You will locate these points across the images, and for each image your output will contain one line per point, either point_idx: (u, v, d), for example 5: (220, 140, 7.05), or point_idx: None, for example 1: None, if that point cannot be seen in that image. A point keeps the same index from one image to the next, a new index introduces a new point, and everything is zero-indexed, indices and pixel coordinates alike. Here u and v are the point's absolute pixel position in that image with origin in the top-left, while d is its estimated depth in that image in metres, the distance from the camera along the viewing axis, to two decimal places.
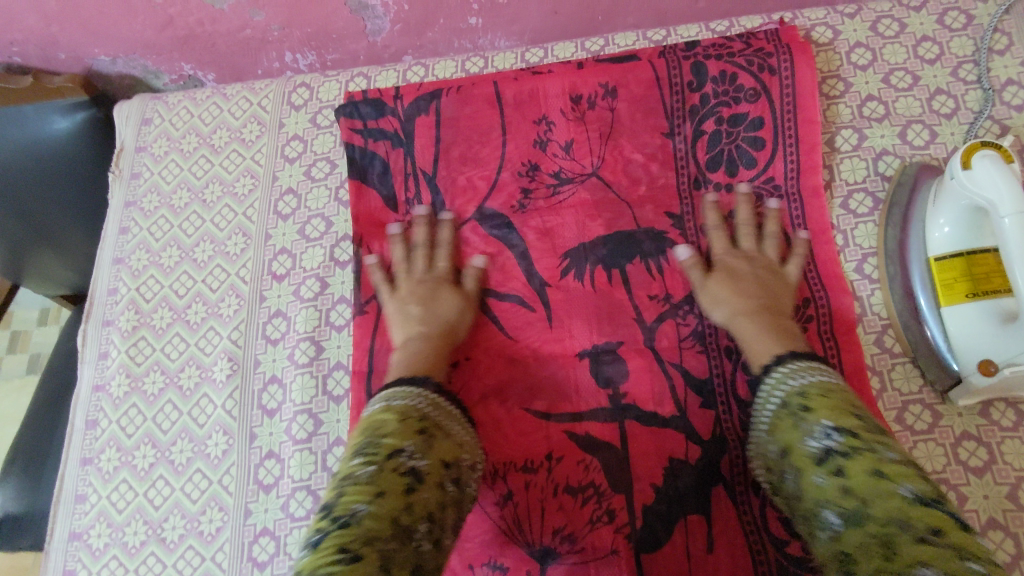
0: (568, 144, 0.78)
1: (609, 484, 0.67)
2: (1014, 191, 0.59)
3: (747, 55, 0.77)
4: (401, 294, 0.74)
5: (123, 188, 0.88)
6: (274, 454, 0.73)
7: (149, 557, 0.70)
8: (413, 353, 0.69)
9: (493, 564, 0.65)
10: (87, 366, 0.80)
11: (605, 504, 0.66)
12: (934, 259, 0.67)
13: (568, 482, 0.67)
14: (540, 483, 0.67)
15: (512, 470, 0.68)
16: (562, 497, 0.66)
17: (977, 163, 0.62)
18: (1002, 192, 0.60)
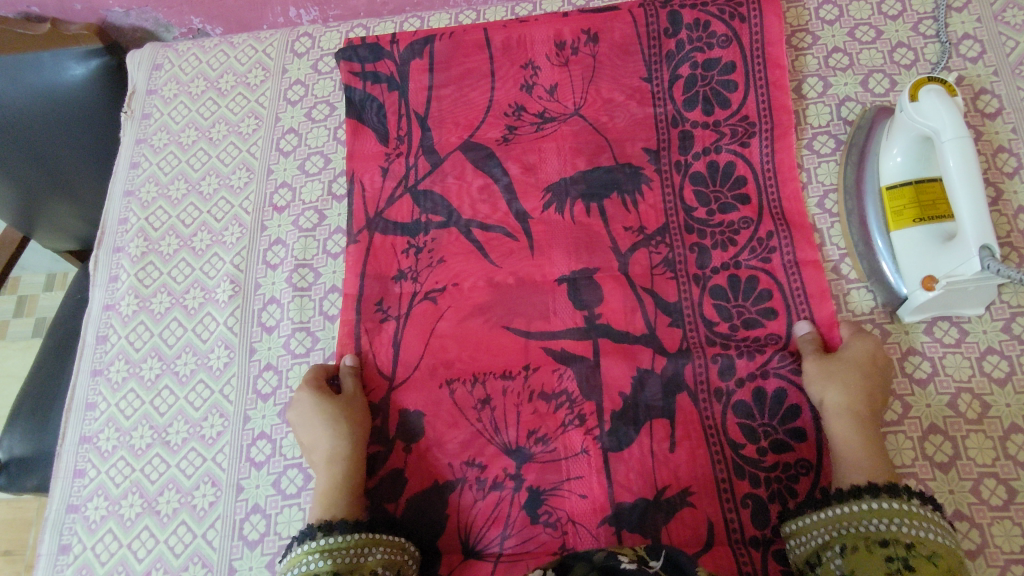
0: (553, 88, 0.82)
1: (581, 392, 0.71)
2: (954, 120, 0.65)
3: (720, 4, 0.80)
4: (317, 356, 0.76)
5: (135, 127, 0.94)
6: (272, 366, 0.78)
7: (154, 458, 0.76)
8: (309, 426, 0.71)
9: (471, 462, 0.70)
10: (98, 288, 0.85)
11: (577, 409, 0.71)
12: (886, 189, 0.72)
13: (543, 389, 0.72)
14: (516, 389, 0.72)
15: (490, 377, 0.73)
16: (536, 402, 0.72)
17: (926, 96, 0.67)
18: (945, 121, 0.65)
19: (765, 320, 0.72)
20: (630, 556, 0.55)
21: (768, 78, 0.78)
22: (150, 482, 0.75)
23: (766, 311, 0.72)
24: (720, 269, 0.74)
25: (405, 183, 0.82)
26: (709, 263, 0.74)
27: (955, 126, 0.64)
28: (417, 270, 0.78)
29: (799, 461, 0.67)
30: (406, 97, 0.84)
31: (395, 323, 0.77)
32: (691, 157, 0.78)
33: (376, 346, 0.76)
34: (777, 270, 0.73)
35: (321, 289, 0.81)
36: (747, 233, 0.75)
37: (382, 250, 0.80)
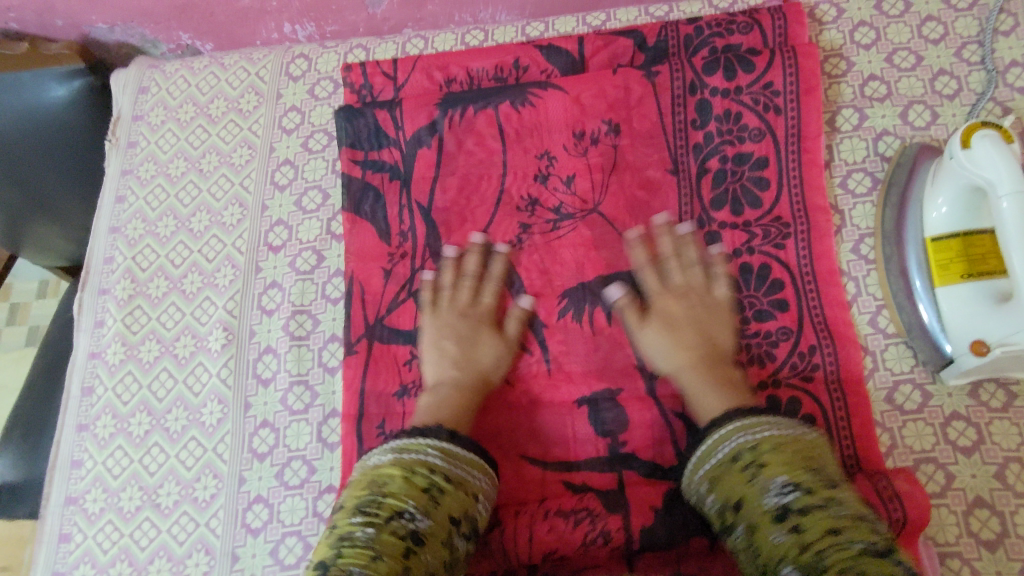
0: (570, 179, 0.77)
1: (604, 506, 0.65)
2: (1013, 172, 0.59)
3: (754, 92, 0.75)
4: (437, 330, 0.72)
5: (120, 157, 0.88)
6: (268, 423, 0.73)
7: (144, 522, 0.71)
8: (439, 399, 0.67)
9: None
10: (83, 334, 0.80)
11: (600, 526, 0.64)
12: (930, 240, 0.67)
13: (561, 507, 0.66)
14: (530, 511, 0.67)
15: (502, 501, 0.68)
16: (553, 520, 0.65)
17: (978, 144, 0.61)
18: (1002, 174, 0.59)
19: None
20: None
21: (799, 128, 0.74)
22: (140, 549, 0.70)
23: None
24: (756, 387, 0.69)
25: (409, 287, 0.75)
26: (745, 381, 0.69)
27: (1012, 179, 0.58)
28: (420, 386, 0.72)
29: None
30: (408, 186, 0.78)
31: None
32: (721, 260, 0.73)
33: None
34: (821, 391, 0.68)
35: (320, 339, 0.76)
36: (786, 346, 0.70)
37: (383, 360, 0.73)
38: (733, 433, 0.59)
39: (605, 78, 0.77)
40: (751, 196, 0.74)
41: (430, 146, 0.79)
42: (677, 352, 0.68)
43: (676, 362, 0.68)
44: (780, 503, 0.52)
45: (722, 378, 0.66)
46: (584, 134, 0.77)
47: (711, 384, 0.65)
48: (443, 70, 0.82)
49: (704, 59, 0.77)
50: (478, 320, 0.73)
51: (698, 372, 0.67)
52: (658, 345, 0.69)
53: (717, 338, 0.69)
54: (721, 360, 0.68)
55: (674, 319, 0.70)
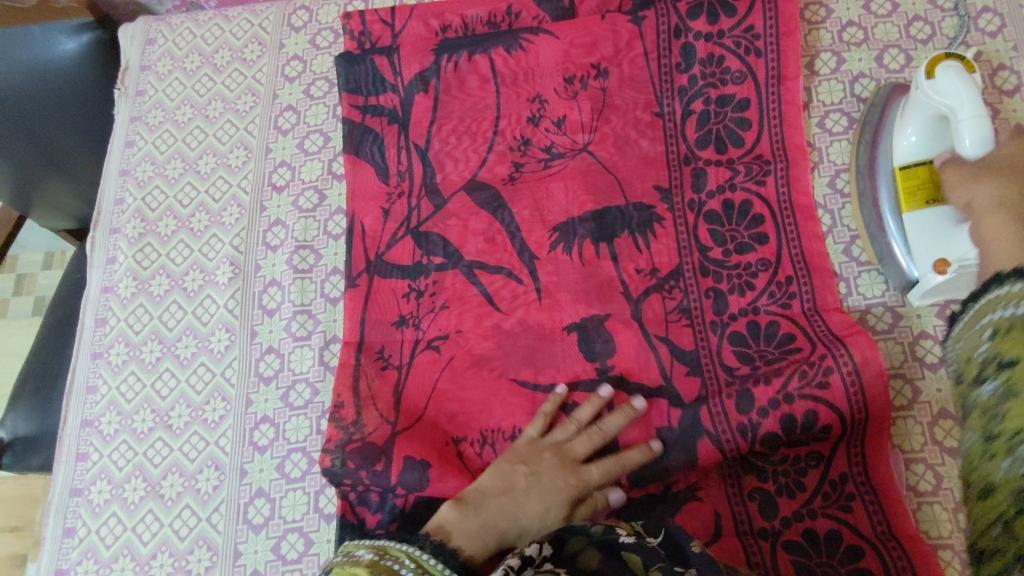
0: (561, 120, 0.80)
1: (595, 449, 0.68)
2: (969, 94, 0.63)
3: (736, 35, 0.79)
4: (537, 445, 0.66)
5: (128, 104, 0.91)
6: (274, 349, 0.77)
7: (157, 442, 0.75)
8: (461, 521, 0.61)
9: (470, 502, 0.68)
10: (96, 270, 0.84)
11: None
12: (899, 169, 0.70)
13: None
14: None
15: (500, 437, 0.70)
16: None
17: (940, 75, 0.65)
18: (959, 99, 0.63)
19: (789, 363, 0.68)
20: (627, 529, 0.55)
21: (779, 70, 0.78)
22: (153, 466, 0.74)
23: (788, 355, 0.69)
24: (738, 315, 0.72)
25: (407, 224, 0.79)
26: (726, 309, 0.72)
27: (969, 103, 0.62)
28: (418, 316, 0.76)
29: (811, 453, 0.66)
30: (406, 129, 0.82)
31: (397, 372, 0.73)
32: (705, 196, 0.77)
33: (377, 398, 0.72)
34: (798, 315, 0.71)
35: (322, 271, 0.80)
36: (765, 276, 0.73)
37: (382, 293, 0.77)
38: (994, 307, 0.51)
39: (594, 24, 0.81)
40: (732, 135, 0.78)
41: (427, 91, 0.82)
42: (1008, 187, 0.57)
43: (995, 200, 0.58)
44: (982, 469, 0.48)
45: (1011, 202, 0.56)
46: (574, 77, 0.81)
47: (1019, 228, 0.54)
48: (439, 18, 0.85)
49: (688, 4, 0.80)
50: (529, 453, 0.66)
51: (998, 215, 0.56)
52: (976, 191, 0.60)
53: (984, 194, 0.59)
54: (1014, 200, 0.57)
55: (962, 182, 0.62)
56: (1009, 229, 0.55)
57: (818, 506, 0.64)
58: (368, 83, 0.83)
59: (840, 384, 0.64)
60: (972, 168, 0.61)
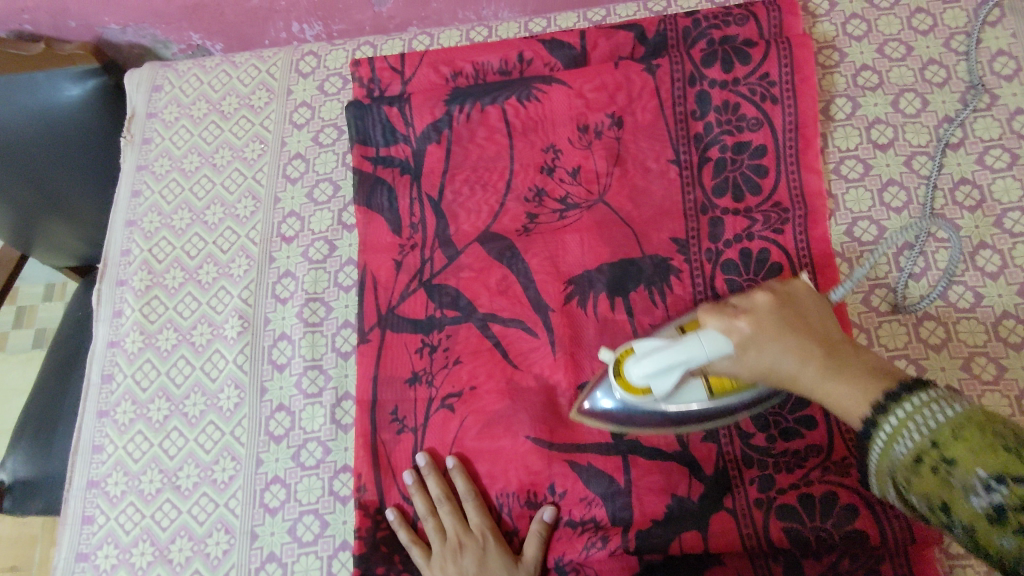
0: (575, 169, 0.79)
1: (610, 518, 0.67)
2: (680, 360, 0.57)
3: (751, 83, 0.78)
4: (452, 537, 0.68)
5: (135, 152, 0.90)
6: (284, 407, 0.76)
7: (164, 504, 0.73)
8: None
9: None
10: (102, 323, 0.82)
11: (601, 532, 0.67)
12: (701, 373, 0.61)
13: (570, 517, 0.68)
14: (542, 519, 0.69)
15: (517, 506, 0.70)
16: (563, 530, 0.69)
17: (636, 379, 0.59)
18: (673, 372, 0.58)
19: (802, 431, 0.67)
20: None
21: (796, 118, 0.77)
22: (161, 529, 0.72)
23: (802, 419, 0.67)
24: None
25: (420, 277, 0.78)
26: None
27: (676, 364, 0.57)
28: (431, 373, 0.74)
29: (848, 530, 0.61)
30: (418, 180, 0.81)
31: (413, 435, 0.73)
32: (723, 244, 0.75)
33: (395, 464, 0.72)
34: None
35: (333, 325, 0.78)
36: None
37: (394, 348, 0.76)
38: (902, 419, 0.48)
39: (607, 71, 0.80)
40: (747, 186, 0.77)
41: (439, 141, 0.81)
42: (799, 370, 0.56)
43: (800, 366, 0.56)
44: (993, 506, 0.41)
45: (838, 366, 0.55)
46: (588, 126, 0.80)
47: (847, 389, 0.53)
48: (449, 65, 0.84)
49: (702, 52, 0.79)
50: (459, 548, 0.68)
51: (833, 375, 0.54)
52: (773, 355, 0.56)
53: (797, 379, 0.56)
54: (836, 344, 0.57)
55: (755, 350, 0.57)
56: (852, 392, 0.53)
57: (844, 569, 0.61)
58: (380, 133, 0.82)
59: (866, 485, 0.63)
60: (734, 359, 0.57)
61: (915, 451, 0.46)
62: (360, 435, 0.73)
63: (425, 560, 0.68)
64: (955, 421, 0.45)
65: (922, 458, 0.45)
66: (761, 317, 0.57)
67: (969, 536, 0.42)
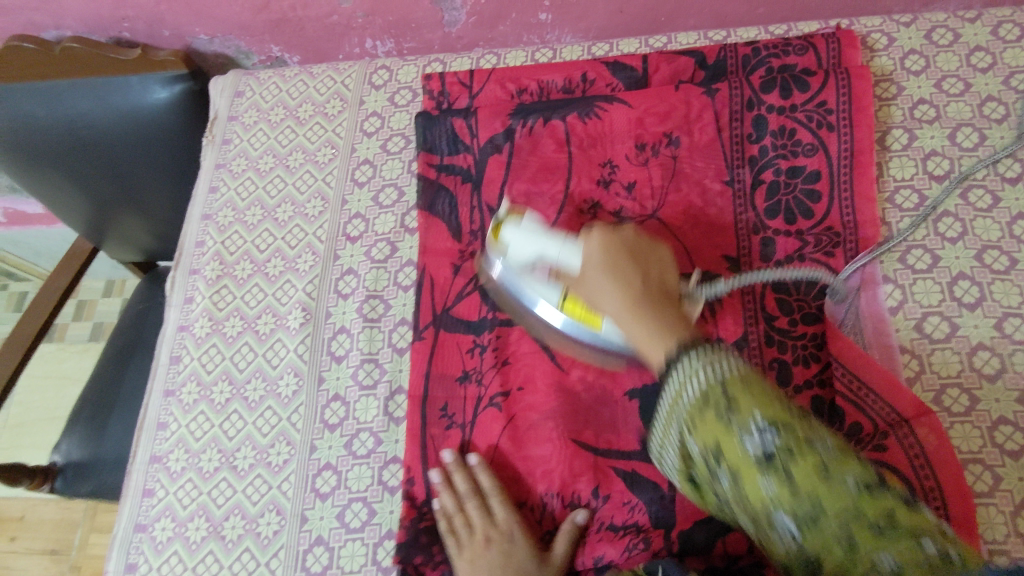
0: (631, 186, 0.82)
1: (652, 523, 0.68)
2: (541, 242, 0.70)
3: (808, 110, 0.80)
4: (481, 532, 0.69)
5: (215, 152, 0.96)
6: (340, 397, 0.79)
7: (221, 482, 0.77)
8: None
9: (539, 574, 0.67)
10: (173, 309, 0.87)
11: (645, 538, 0.68)
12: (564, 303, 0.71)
13: (612, 520, 0.69)
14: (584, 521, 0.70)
15: (559, 505, 0.70)
16: (604, 534, 0.69)
17: (505, 238, 0.73)
18: (529, 248, 0.71)
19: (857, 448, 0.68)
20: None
21: (852, 146, 0.78)
22: (216, 506, 0.76)
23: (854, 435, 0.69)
24: (802, 387, 0.72)
25: (475, 281, 0.81)
26: (791, 381, 0.72)
27: (535, 246, 0.71)
28: (481, 372, 0.76)
29: None
30: (479, 189, 0.85)
31: (461, 431, 0.75)
32: (773, 264, 0.77)
33: (441, 458, 0.74)
34: (831, 374, 0.72)
35: (391, 322, 0.82)
36: (830, 349, 0.72)
37: (446, 347, 0.78)
38: (693, 367, 0.51)
39: (667, 93, 0.83)
40: (800, 212, 0.78)
41: (501, 153, 0.85)
42: (621, 301, 0.61)
43: (617, 307, 0.61)
44: (763, 453, 0.46)
45: (648, 312, 0.59)
46: (646, 145, 0.83)
47: (654, 325, 0.57)
48: (515, 82, 0.88)
49: (761, 78, 0.82)
50: (487, 541, 0.68)
51: (642, 309, 0.59)
52: (604, 288, 0.63)
53: (609, 303, 0.63)
54: (669, 300, 0.61)
55: (609, 303, 0.62)
56: (658, 341, 0.56)
57: None
58: (445, 143, 0.86)
59: (899, 454, 0.67)
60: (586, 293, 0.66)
61: (705, 392, 0.49)
62: (410, 428, 0.75)
63: (457, 550, 0.69)
64: (772, 415, 0.46)
65: (711, 401, 0.49)
66: (611, 243, 0.65)
67: (736, 477, 0.48)
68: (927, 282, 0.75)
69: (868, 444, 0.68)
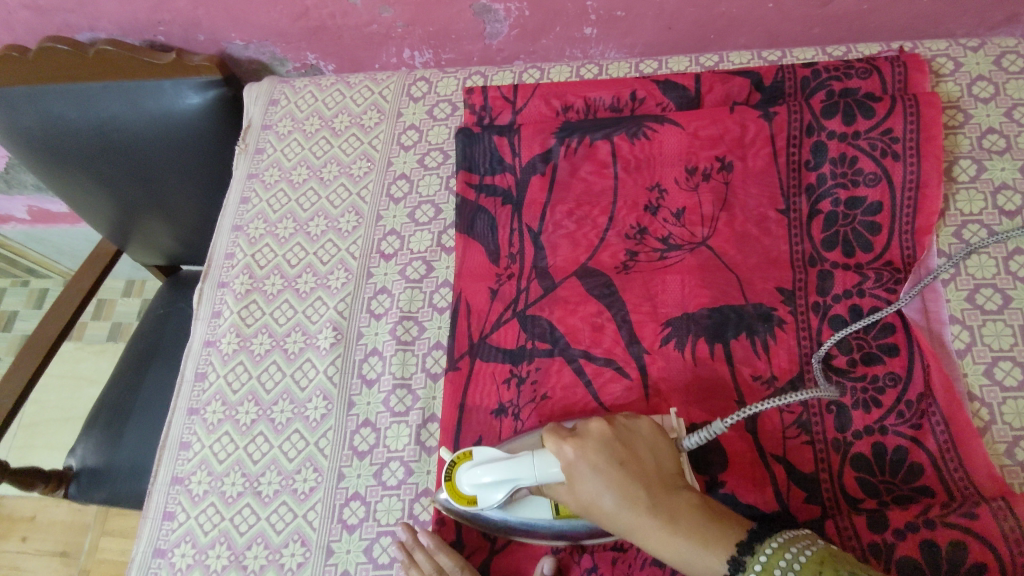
0: (680, 211, 0.78)
1: None
2: (510, 475, 0.60)
3: (872, 137, 0.75)
4: None
5: (248, 161, 0.93)
6: (370, 423, 0.75)
7: (244, 508, 0.73)
8: None
9: None
10: (200, 322, 0.85)
11: None
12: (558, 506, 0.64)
13: (657, 555, 0.63)
14: (626, 558, 0.65)
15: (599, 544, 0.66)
16: (649, 572, 0.63)
17: (466, 486, 0.63)
18: (496, 486, 0.61)
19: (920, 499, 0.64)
20: None
21: (918, 177, 0.74)
22: (239, 533, 0.72)
23: (919, 487, 0.65)
24: (862, 433, 0.67)
25: (514, 306, 0.77)
26: (850, 427, 0.68)
27: (503, 477, 0.61)
28: (519, 403, 0.73)
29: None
30: (520, 210, 0.81)
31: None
32: (830, 299, 0.73)
33: None
34: (926, 435, 0.66)
35: (425, 345, 0.78)
36: (893, 393, 0.68)
37: (483, 375, 0.75)
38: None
39: (722, 115, 0.79)
40: (860, 245, 0.75)
41: (544, 173, 0.82)
42: (634, 517, 0.55)
43: (618, 511, 0.55)
44: None
45: (670, 516, 0.54)
46: (697, 169, 0.79)
47: (688, 542, 0.53)
48: (561, 99, 0.85)
49: (822, 102, 0.78)
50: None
51: (654, 524, 0.54)
52: (602, 491, 0.56)
53: (619, 518, 0.56)
54: (667, 485, 0.57)
55: (590, 483, 0.57)
56: (691, 546, 0.53)
57: None
58: (487, 161, 0.83)
59: (993, 524, 0.59)
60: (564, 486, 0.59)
61: (818, 567, 0.48)
62: (442, 454, 0.72)
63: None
64: (812, 565, 0.48)
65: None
66: (590, 447, 0.58)
67: None
68: (998, 325, 0.71)
69: (955, 509, 0.61)
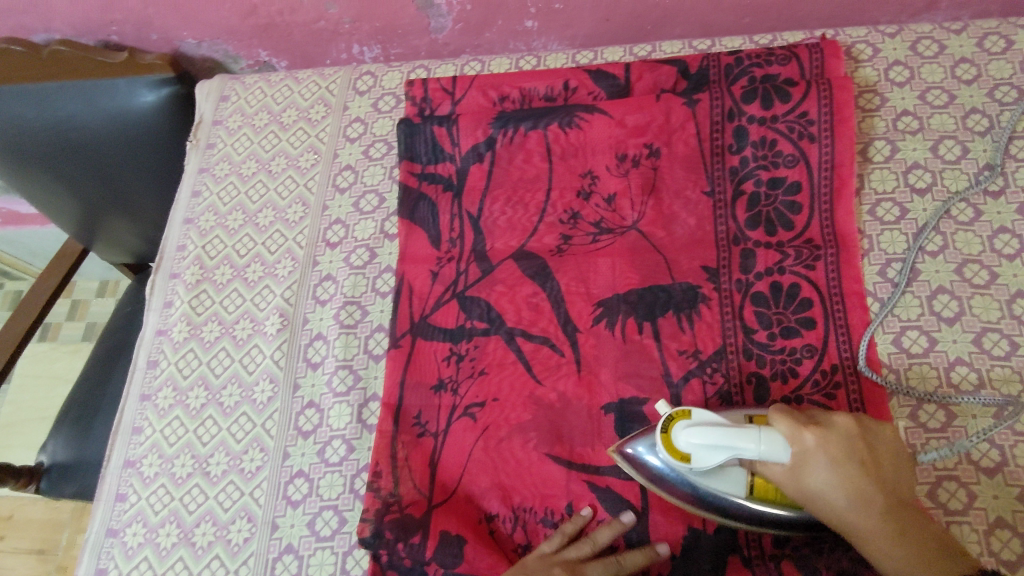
0: (611, 196, 0.81)
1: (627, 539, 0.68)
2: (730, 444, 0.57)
3: (790, 120, 0.79)
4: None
5: (199, 156, 0.96)
6: (315, 404, 0.78)
7: (193, 488, 0.76)
8: None
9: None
10: (153, 312, 0.87)
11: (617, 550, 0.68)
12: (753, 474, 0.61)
13: None
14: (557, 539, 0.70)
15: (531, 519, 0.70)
16: None
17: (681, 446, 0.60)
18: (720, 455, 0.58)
19: None
20: None
21: (832, 158, 0.77)
22: (188, 512, 0.75)
23: None
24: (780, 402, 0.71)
25: (454, 289, 0.80)
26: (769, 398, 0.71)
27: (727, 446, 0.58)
28: (457, 381, 0.76)
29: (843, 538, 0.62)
30: (459, 197, 0.84)
31: (434, 440, 0.74)
32: (753, 276, 0.76)
33: (413, 467, 0.72)
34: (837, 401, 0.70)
35: (368, 328, 0.81)
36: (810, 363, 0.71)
37: (423, 355, 0.78)
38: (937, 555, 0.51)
39: (648, 103, 0.82)
40: (780, 224, 0.77)
41: (483, 161, 0.85)
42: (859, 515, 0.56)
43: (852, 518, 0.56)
44: None
45: (904, 533, 0.54)
46: (626, 156, 0.82)
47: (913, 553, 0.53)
48: (497, 90, 0.88)
49: (743, 88, 0.81)
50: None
51: (888, 538, 0.54)
52: (825, 491, 0.57)
53: (834, 505, 0.57)
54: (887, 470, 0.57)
55: (818, 470, 0.57)
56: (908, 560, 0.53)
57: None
58: (426, 151, 0.86)
59: None
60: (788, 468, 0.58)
61: None
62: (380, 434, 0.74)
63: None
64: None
65: None
66: (836, 444, 0.57)
67: None
68: (906, 296, 0.74)
69: None
